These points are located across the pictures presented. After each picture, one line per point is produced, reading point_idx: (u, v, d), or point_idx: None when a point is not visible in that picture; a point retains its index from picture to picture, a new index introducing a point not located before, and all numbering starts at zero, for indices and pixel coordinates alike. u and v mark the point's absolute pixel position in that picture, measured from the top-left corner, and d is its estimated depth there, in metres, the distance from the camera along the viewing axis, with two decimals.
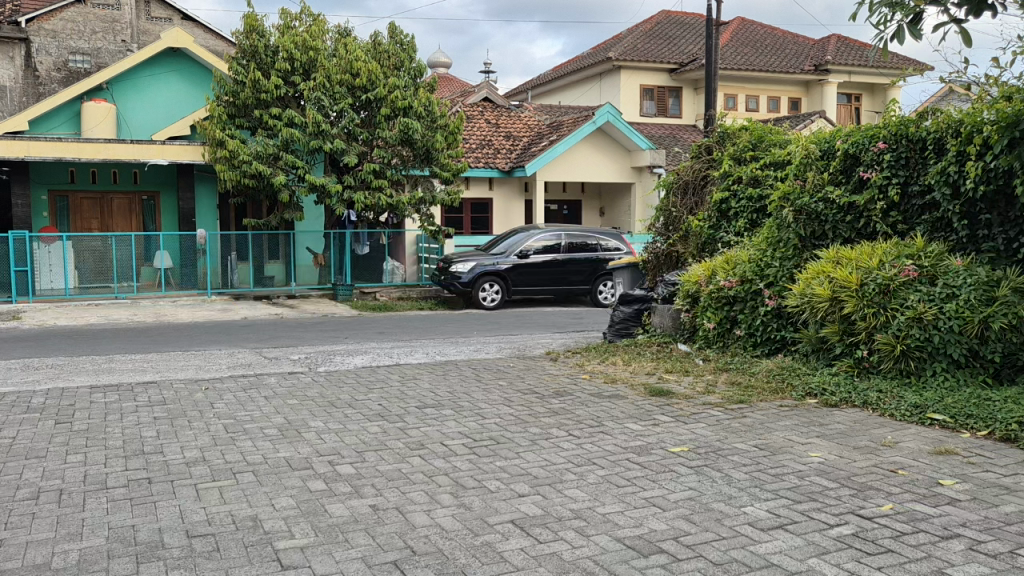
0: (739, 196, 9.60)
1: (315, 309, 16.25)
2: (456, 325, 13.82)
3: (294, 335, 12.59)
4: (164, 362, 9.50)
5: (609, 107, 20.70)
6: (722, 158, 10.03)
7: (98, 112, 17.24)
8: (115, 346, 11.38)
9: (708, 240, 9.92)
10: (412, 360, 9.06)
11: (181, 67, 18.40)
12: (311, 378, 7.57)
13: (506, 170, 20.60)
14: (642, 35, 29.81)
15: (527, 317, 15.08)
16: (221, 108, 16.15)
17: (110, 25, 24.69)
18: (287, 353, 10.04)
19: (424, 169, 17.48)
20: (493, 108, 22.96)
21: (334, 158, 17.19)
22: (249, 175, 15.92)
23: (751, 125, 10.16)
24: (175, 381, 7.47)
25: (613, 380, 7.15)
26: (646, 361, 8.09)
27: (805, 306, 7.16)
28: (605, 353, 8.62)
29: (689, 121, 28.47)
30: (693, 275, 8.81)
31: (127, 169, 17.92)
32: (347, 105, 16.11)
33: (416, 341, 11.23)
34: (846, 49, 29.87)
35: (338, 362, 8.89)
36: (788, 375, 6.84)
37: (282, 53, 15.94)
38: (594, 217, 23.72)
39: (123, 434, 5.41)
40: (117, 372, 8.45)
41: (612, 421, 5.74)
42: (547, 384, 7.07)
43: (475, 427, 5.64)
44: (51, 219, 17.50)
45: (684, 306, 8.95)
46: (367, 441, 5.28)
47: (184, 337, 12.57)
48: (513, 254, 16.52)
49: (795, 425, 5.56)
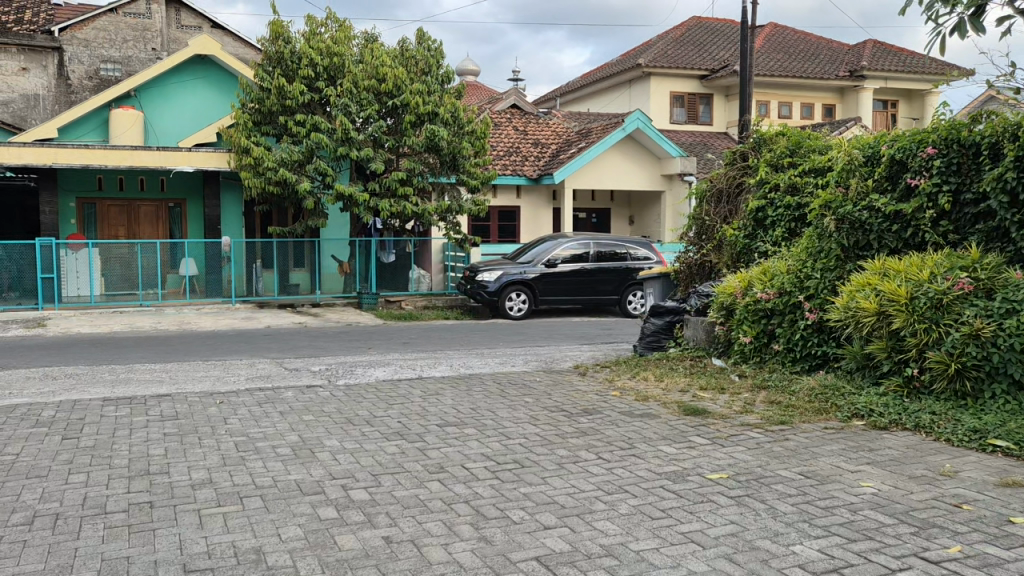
0: (776, 204, 9.18)
1: (340, 318, 16.06)
2: (482, 335, 13.52)
3: (317, 345, 12.39)
4: (184, 373, 9.34)
5: (639, 114, 20.30)
6: (758, 165, 9.61)
7: (125, 119, 17.25)
8: (138, 355, 11.25)
9: (744, 250, 9.54)
10: (436, 373, 8.79)
11: (208, 73, 18.36)
12: (330, 392, 7.31)
13: (534, 177, 20.27)
14: (672, 41, 29.41)
15: (555, 328, 14.73)
16: (246, 115, 16.04)
17: (141, 34, 24.89)
18: (308, 364, 9.82)
19: (450, 177, 17.28)
20: (521, 115, 22.69)
21: (361, 165, 17.04)
22: (274, 183, 15.77)
23: (788, 130, 9.73)
24: (191, 394, 7.25)
25: (644, 398, 6.78)
26: (679, 377, 7.72)
27: (849, 320, 6.75)
28: (636, 368, 8.26)
29: (719, 128, 28.01)
30: (728, 286, 8.43)
31: (154, 176, 17.90)
32: (374, 112, 15.97)
33: (440, 352, 10.96)
34: (883, 54, 29.22)
35: (358, 374, 8.63)
36: (832, 394, 6.43)
37: (306, 60, 15.83)
38: (623, 225, 23.34)
39: (130, 451, 5.17)
40: (134, 384, 8.27)
41: (645, 443, 5.39)
42: (574, 402, 6.73)
43: (498, 448, 5.31)
44: (78, 226, 17.53)
45: (718, 319, 8.55)
46: (384, 463, 4.97)
47: (206, 347, 12.39)
48: (540, 263, 16.20)
49: (842, 450, 5.17)
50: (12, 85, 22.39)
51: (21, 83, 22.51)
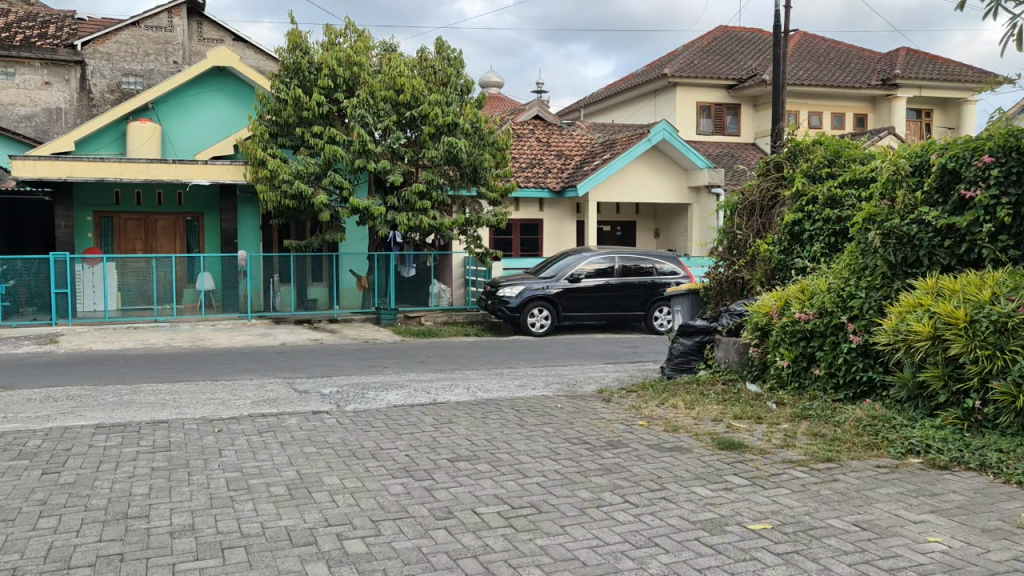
0: (814, 217, 8.59)
1: (357, 334, 15.67)
2: (503, 354, 13.03)
3: (331, 364, 11.97)
4: (190, 396, 8.92)
5: (665, 124, 19.74)
6: (794, 176, 9.04)
7: (142, 132, 17.04)
8: (147, 375, 10.89)
9: (779, 266, 8.97)
10: (452, 397, 8.30)
11: (227, 86, 18.13)
12: (336, 420, 6.84)
13: (557, 190, 19.78)
14: (699, 50, 28.87)
15: (579, 346, 14.20)
16: (263, 127, 15.77)
17: (163, 47, 24.85)
18: (320, 386, 9.37)
19: (471, 189, 16.88)
20: (544, 126, 22.26)
21: (379, 177, 16.73)
22: (289, 196, 15.45)
23: (827, 139, 9.17)
24: (190, 421, 6.81)
25: (674, 429, 6.23)
26: (711, 404, 7.15)
27: (899, 344, 6.19)
28: (665, 394, 7.71)
29: (747, 139, 27.43)
30: (763, 305, 7.86)
31: (171, 190, 17.68)
32: (392, 122, 15.59)
33: (458, 373, 10.47)
34: (917, 62, 28.47)
35: (370, 398, 8.17)
36: (882, 427, 5.86)
37: (325, 70, 15.52)
38: (649, 239, 22.78)
39: (111, 490, 4.73)
40: (135, 408, 7.86)
41: (676, 484, 4.85)
42: (598, 433, 6.20)
43: (513, 488, 4.80)
44: (95, 240, 17.32)
45: (752, 340, 7.98)
46: (386, 507, 4.48)
47: (216, 365, 12.00)
48: (563, 278, 15.70)
49: (900, 494, 4.58)
50: (35, 99, 22.34)
51: (44, 97, 22.47)
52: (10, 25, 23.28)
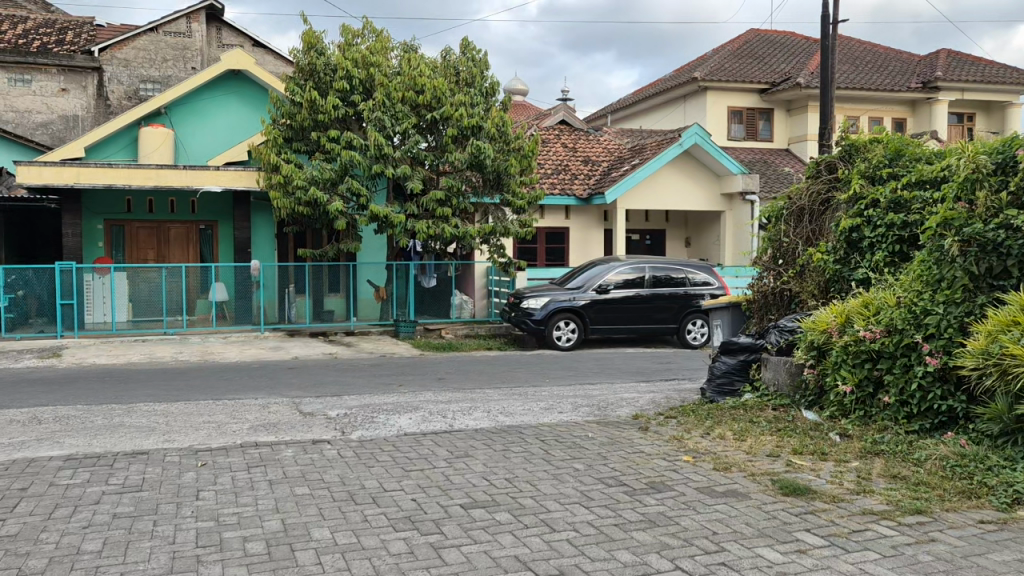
0: (875, 222, 7.64)
1: (374, 348, 14.93)
2: (527, 370, 12.21)
3: (343, 381, 11.21)
4: (185, 419, 8.19)
5: (697, 128, 18.84)
6: (850, 178, 8.15)
7: (155, 138, 16.48)
8: (148, 393, 10.19)
9: (835, 277, 7.99)
10: (470, 422, 7.49)
11: (242, 90, 17.54)
12: (338, 451, 6.05)
13: (584, 197, 18.94)
14: (730, 53, 27.95)
15: (608, 361, 13.34)
16: (277, 131, 15.17)
17: (181, 53, 24.45)
18: (327, 408, 8.62)
19: (495, 197, 16.15)
20: (570, 131, 21.50)
21: (398, 183, 16.06)
22: (304, 203, 14.80)
23: (887, 137, 8.31)
24: (173, 452, 6.03)
25: (725, 467, 5.36)
26: (764, 435, 6.26)
27: (989, 368, 5.28)
28: (710, 423, 6.84)
29: (780, 144, 26.50)
30: (820, 321, 6.97)
31: (184, 197, 17.11)
32: (410, 125, 14.89)
33: (478, 393, 9.65)
34: (958, 63, 27.35)
35: (379, 424, 7.39)
36: (976, 470, 4.93)
37: (341, 71, 14.85)
38: (680, 247, 21.89)
39: (55, 546, 3.94)
40: (120, 435, 7.12)
41: (735, 543, 3.98)
42: (637, 471, 5.33)
43: (538, 548, 3.95)
44: (105, 249, 16.77)
45: (807, 361, 7.09)
46: (382, 573, 3.65)
47: (221, 381, 11.30)
48: (590, 289, 14.85)
49: (1020, 564, 3.67)
50: (52, 106, 21.93)
51: (61, 104, 22.05)
52: (28, 31, 22.94)
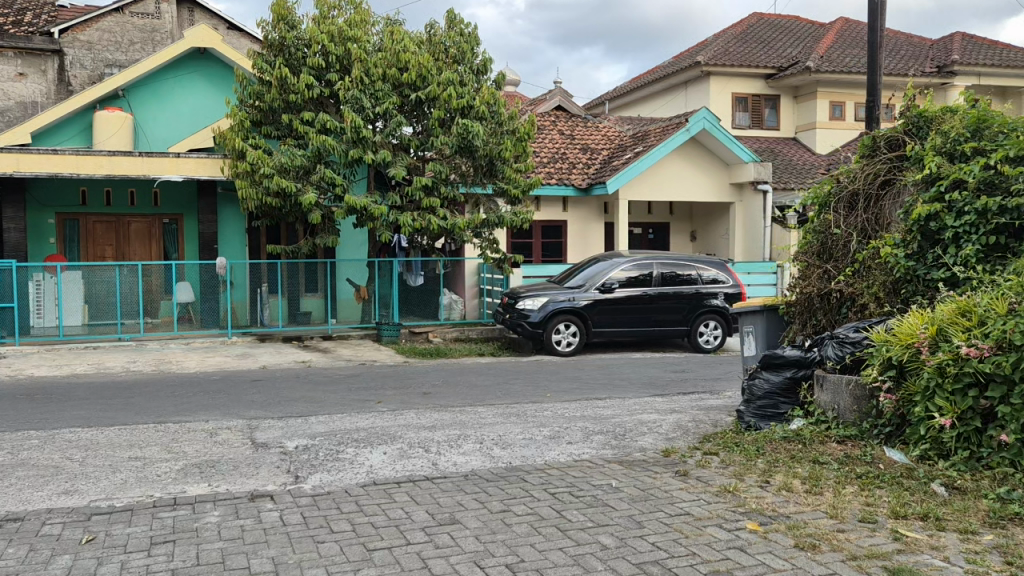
0: (960, 208, 6.13)
1: (353, 354, 13.40)
2: (524, 382, 10.70)
3: (314, 397, 9.69)
4: (106, 453, 6.62)
5: (705, 112, 17.32)
6: (922, 155, 6.67)
7: (110, 121, 14.90)
8: (79, 415, 8.61)
9: (907, 276, 6.51)
10: (459, 460, 5.99)
11: (209, 71, 15.98)
12: (282, 514, 4.54)
13: (583, 187, 17.43)
14: (733, 38, 26.48)
15: (615, 369, 11.82)
16: (244, 113, 13.62)
17: (150, 35, 22.81)
18: (287, 439, 7.09)
19: (487, 186, 14.63)
20: (567, 118, 19.98)
21: (379, 171, 14.58)
22: (272, 194, 13.27)
23: (964, 107, 6.84)
24: (57, 517, 4.47)
25: (812, 544, 3.85)
26: (843, 487, 4.77)
27: None
28: (765, 466, 5.34)
29: (788, 133, 25.04)
30: (905, 332, 5.50)
31: (146, 188, 15.54)
32: (392, 105, 13.38)
33: (468, 413, 8.14)
34: (974, 47, 25.96)
35: (346, 465, 5.89)
36: None
37: (315, 46, 13.35)
38: (684, 242, 20.44)
39: None
40: (8, 482, 5.54)
41: None
42: (689, 551, 3.82)
43: None
44: (58, 246, 15.19)
45: (882, 383, 5.59)
46: None
47: (171, 399, 9.72)
48: (592, 288, 13.36)
49: None
50: (8, 91, 20.21)
51: (18, 89, 20.32)
52: None
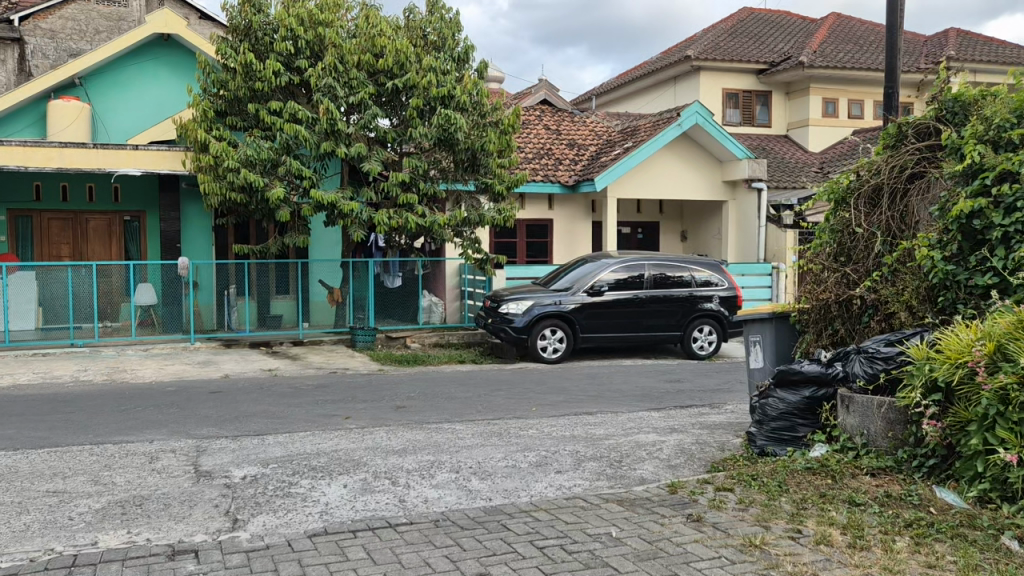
0: (1009, 204, 5.32)
1: (323, 362, 12.47)
2: (508, 394, 9.82)
3: (276, 412, 8.76)
4: (20, 486, 5.68)
5: (698, 106, 16.50)
6: (960, 144, 5.87)
7: (65, 112, 13.90)
8: (7, 434, 7.65)
9: (944, 282, 5.70)
10: (431, 496, 5.11)
11: (174, 59, 15.01)
12: None
13: (569, 184, 16.59)
14: (724, 32, 25.76)
15: (606, 379, 10.96)
16: (207, 103, 12.65)
17: (116, 24, 21.63)
18: (236, 467, 6.17)
19: (469, 181, 13.76)
20: (553, 112, 19.12)
21: (353, 166, 13.66)
22: (237, 189, 12.31)
23: (1005, 89, 6.02)
24: None
25: None
26: (895, 540, 3.93)
27: None
28: (794, 508, 4.49)
29: (779, 131, 24.30)
30: (955, 348, 4.67)
31: (105, 183, 14.55)
32: (367, 94, 12.46)
33: (445, 433, 7.26)
34: (969, 43, 25.29)
35: (298, 504, 5.00)
36: None
37: (284, 30, 12.37)
38: (675, 242, 19.65)
39: None
40: None
41: None
42: None
43: None
44: (9, 244, 14.16)
45: (926, 409, 4.76)
46: None
47: (116, 413, 8.76)
48: (581, 290, 12.50)
49: None
50: None
51: None
52: None
